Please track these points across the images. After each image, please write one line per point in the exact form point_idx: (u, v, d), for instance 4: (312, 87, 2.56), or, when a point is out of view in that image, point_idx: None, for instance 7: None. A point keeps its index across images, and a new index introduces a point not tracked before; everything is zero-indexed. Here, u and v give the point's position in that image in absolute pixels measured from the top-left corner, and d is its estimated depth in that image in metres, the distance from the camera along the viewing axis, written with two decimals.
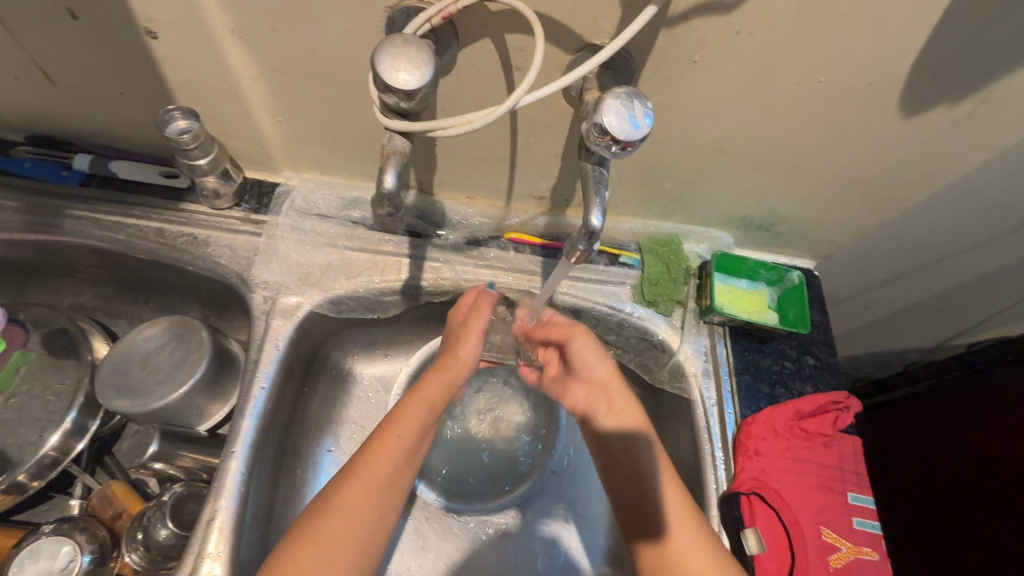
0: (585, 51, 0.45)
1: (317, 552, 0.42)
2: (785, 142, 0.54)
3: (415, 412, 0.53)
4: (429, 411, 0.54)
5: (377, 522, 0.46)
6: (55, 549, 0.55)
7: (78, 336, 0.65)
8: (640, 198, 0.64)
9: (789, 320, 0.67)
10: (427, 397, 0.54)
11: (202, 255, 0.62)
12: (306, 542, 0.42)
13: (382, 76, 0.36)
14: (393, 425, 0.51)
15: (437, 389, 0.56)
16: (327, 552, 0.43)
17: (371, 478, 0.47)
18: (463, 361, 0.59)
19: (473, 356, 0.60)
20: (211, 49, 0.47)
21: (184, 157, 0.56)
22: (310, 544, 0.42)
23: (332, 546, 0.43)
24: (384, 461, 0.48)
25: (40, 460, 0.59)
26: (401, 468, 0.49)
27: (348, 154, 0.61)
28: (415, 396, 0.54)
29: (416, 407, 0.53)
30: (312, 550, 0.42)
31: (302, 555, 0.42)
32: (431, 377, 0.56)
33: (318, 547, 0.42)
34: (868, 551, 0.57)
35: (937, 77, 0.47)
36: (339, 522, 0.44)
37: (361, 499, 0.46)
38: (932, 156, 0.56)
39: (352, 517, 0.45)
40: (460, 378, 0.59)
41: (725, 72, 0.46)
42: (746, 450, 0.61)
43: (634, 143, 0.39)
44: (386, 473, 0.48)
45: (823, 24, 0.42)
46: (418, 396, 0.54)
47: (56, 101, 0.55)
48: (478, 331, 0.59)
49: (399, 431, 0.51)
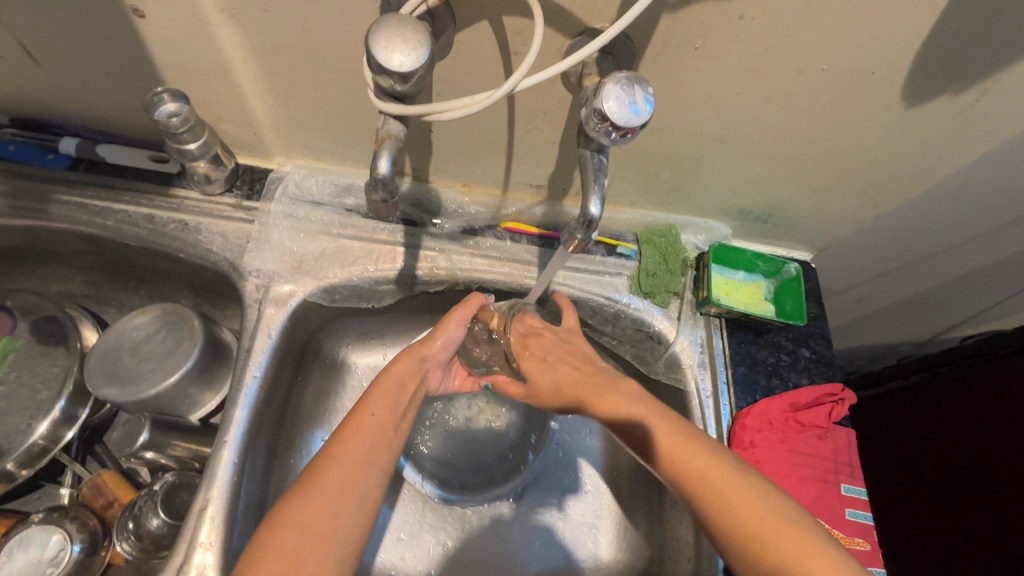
0: (585, 35, 0.44)
1: (298, 532, 0.41)
2: (786, 131, 0.54)
3: (385, 396, 0.51)
4: (397, 397, 0.52)
5: (360, 504, 0.44)
6: (44, 538, 0.55)
7: (67, 323, 0.64)
8: (638, 187, 0.64)
9: (786, 312, 0.67)
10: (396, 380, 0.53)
11: (193, 242, 0.61)
12: (287, 526, 0.41)
13: (377, 57, 0.35)
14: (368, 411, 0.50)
15: (405, 371, 0.55)
16: (308, 533, 0.41)
17: (348, 463, 0.45)
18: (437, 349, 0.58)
19: (448, 346, 0.59)
20: (201, 29, 0.46)
21: (173, 141, 0.54)
22: (294, 526, 0.41)
23: (315, 529, 0.41)
24: (358, 443, 0.47)
25: (29, 448, 0.58)
26: (375, 449, 0.48)
27: (342, 140, 0.60)
28: (384, 378, 0.53)
29: (385, 390, 0.52)
30: (294, 533, 0.40)
31: (282, 539, 0.40)
32: (398, 360, 0.55)
33: (301, 530, 0.41)
34: (860, 541, 0.57)
35: (941, 67, 0.46)
36: (320, 504, 0.42)
37: (339, 481, 0.44)
38: (933, 147, 0.55)
39: (338, 500, 0.43)
40: (430, 366, 0.58)
41: (726, 59, 0.46)
42: (741, 442, 0.61)
43: (633, 130, 0.38)
44: (361, 456, 0.46)
45: (829, 10, 0.41)
46: (385, 381, 0.53)
47: (40, 82, 0.54)
48: (460, 319, 0.59)
49: (373, 413, 0.49)
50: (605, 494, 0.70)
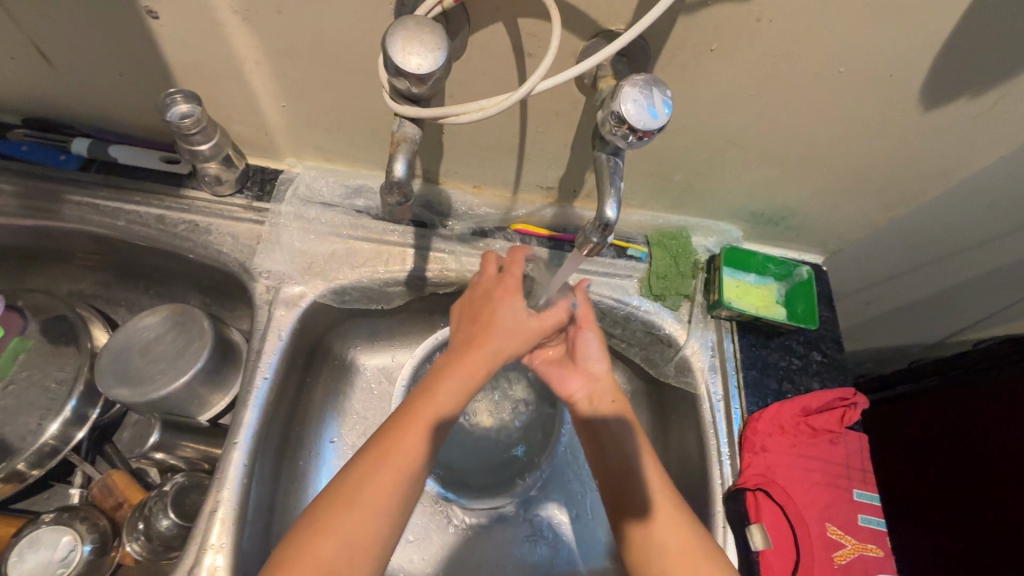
0: (600, 37, 0.43)
1: (337, 542, 0.41)
2: (800, 134, 0.53)
3: (449, 395, 0.48)
4: (468, 389, 0.49)
5: (401, 516, 0.45)
6: (54, 539, 0.55)
7: (77, 323, 0.64)
8: (649, 189, 0.63)
9: (798, 316, 0.67)
10: (465, 375, 0.49)
11: (204, 243, 0.61)
12: (326, 535, 0.41)
13: (393, 60, 0.35)
14: (429, 410, 0.47)
15: (476, 364, 0.50)
16: (348, 544, 0.42)
17: (390, 471, 0.44)
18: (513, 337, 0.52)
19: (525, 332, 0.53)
20: (215, 30, 0.46)
21: (185, 142, 0.54)
22: (333, 538, 0.41)
23: (353, 539, 0.42)
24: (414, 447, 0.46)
25: (39, 448, 0.58)
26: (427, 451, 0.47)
27: (353, 141, 0.60)
28: (458, 375, 0.49)
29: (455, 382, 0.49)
30: (333, 542, 0.41)
31: (321, 546, 0.41)
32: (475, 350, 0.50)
33: (339, 539, 0.42)
34: (872, 547, 0.57)
35: (959, 69, 0.46)
36: (360, 516, 0.43)
37: (383, 493, 0.44)
38: (948, 151, 0.55)
39: (374, 510, 0.43)
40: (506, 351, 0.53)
41: (741, 62, 0.45)
42: (752, 446, 0.60)
43: (650, 133, 0.38)
44: (413, 460, 0.45)
45: (847, 12, 0.41)
46: (450, 374, 0.49)
47: (52, 83, 0.54)
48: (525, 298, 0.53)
49: (436, 415, 0.47)
50: None
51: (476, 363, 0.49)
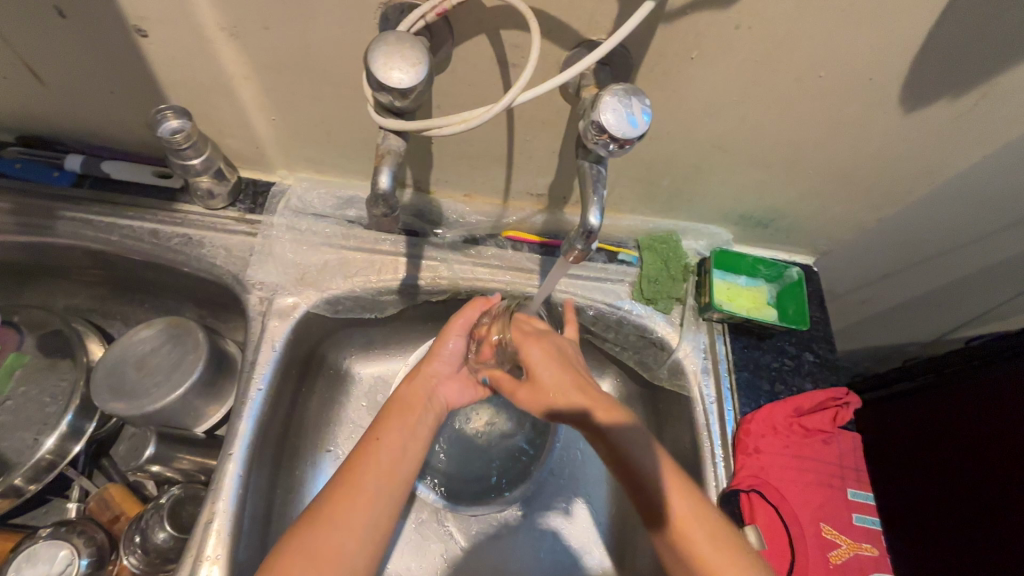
0: (583, 47, 0.44)
1: (306, 563, 0.41)
2: (784, 137, 0.54)
3: (393, 418, 0.52)
4: (405, 416, 0.52)
5: (367, 530, 0.45)
6: (51, 553, 0.55)
7: (73, 338, 0.64)
8: (638, 195, 0.64)
9: (789, 317, 0.67)
10: (405, 402, 0.54)
11: (197, 255, 0.61)
12: (293, 556, 0.42)
13: (376, 75, 0.36)
14: (375, 433, 0.50)
15: (412, 394, 0.55)
16: (315, 562, 0.42)
17: (356, 490, 0.46)
18: (437, 365, 0.58)
19: (450, 359, 0.59)
20: (203, 48, 0.47)
21: (176, 157, 0.55)
22: (301, 556, 0.42)
23: (320, 556, 0.42)
24: (367, 467, 0.47)
25: (36, 463, 0.58)
26: (385, 472, 0.47)
27: (343, 152, 0.60)
28: (392, 402, 0.54)
29: (391, 414, 0.52)
30: (302, 562, 0.41)
31: (291, 567, 0.41)
32: (401, 385, 0.56)
33: (309, 558, 0.41)
34: (868, 546, 0.57)
35: (938, 71, 0.47)
36: (329, 535, 0.43)
37: (347, 509, 0.44)
38: (932, 151, 0.55)
39: (342, 529, 0.44)
40: (436, 381, 0.58)
41: (723, 69, 0.46)
42: (746, 448, 0.61)
43: (631, 141, 0.38)
44: (370, 479, 0.46)
45: (824, 18, 0.42)
46: (393, 404, 0.53)
47: (46, 102, 0.55)
48: (459, 330, 0.59)
49: (379, 437, 0.49)
50: (610, 499, 0.70)
51: (399, 399, 0.54)
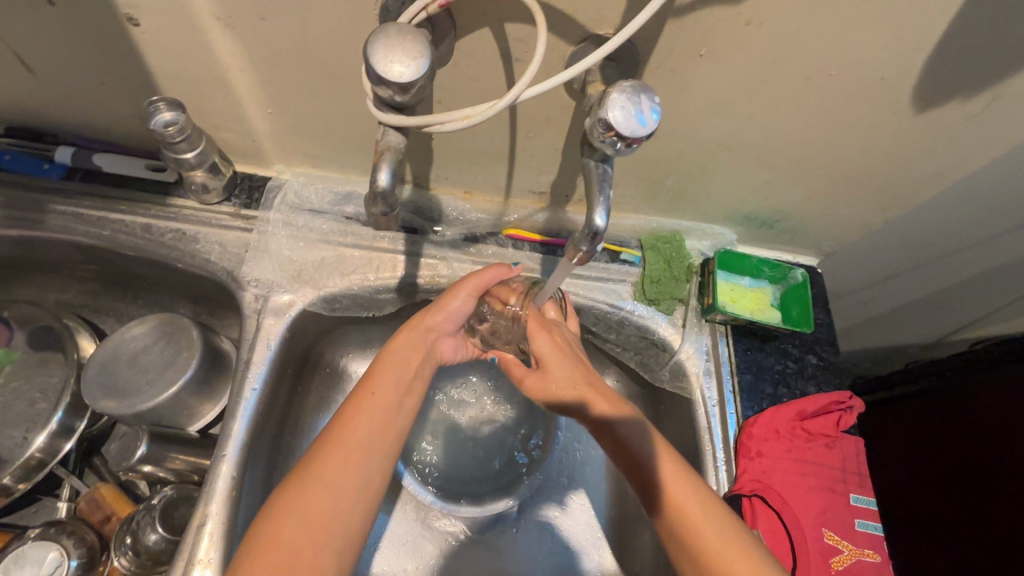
0: (588, 42, 0.43)
1: (298, 523, 0.40)
2: (792, 137, 0.52)
3: (387, 372, 0.49)
4: (402, 370, 0.50)
5: (360, 488, 0.43)
6: (40, 555, 0.54)
7: (64, 334, 0.63)
8: (642, 193, 0.63)
9: (792, 319, 0.66)
10: (398, 357, 0.51)
11: (191, 251, 0.60)
12: (286, 517, 0.40)
13: (376, 68, 0.34)
14: (367, 389, 0.48)
15: (408, 346, 0.52)
16: (306, 522, 0.40)
17: (349, 447, 0.44)
18: (440, 320, 0.55)
19: (452, 318, 0.56)
20: (196, 38, 0.45)
21: (170, 150, 0.54)
22: (291, 518, 0.40)
23: (312, 516, 0.40)
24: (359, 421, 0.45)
25: (26, 462, 0.57)
26: (378, 428, 0.46)
27: (341, 147, 0.59)
28: (386, 355, 0.50)
29: (386, 365, 0.50)
30: (293, 523, 0.40)
31: (281, 528, 0.39)
32: (400, 333, 0.52)
33: (300, 519, 0.40)
34: (870, 553, 0.57)
35: (951, 71, 0.45)
36: (316, 492, 0.41)
37: (337, 464, 0.43)
38: (942, 153, 0.54)
39: (334, 488, 0.42)
40: (436, 336, 0.55)
41: (732, 66, 0.45)
42: (748, 452, 0.60)
43: (639, 140, 0.37)
44: (364, 435, 0.45)
45: (837, 15, 0.40)
46: (388, 356, 0.50)
47: (36, 92, 0.53)
48: (468, 292, 0.55)
49: (373, 392, 0.47)
50: (609, 500, 0.69)
51: (394, 347, 0.51)
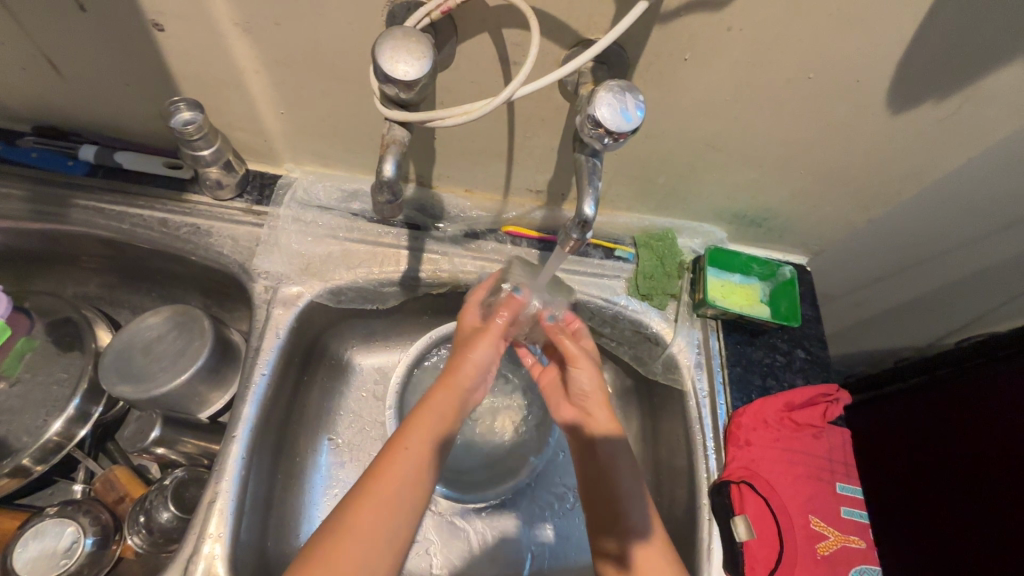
0: (581, 46, 0.46)
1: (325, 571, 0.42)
2: (775, 138, 0.55)
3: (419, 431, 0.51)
4: (434, 428, 0.52)
5: (387, 544, 0.45)
6: (59, 530, 0.57)
7: (82, 324, 0.66)
8: (635, 192, 0.66)
9: (781, 314, 0.69)
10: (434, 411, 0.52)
11: (205, 245, 0.63)
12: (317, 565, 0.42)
13: (382, 67, 0.37)
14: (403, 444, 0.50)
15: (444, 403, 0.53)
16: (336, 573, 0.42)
17: (381, 501, 0.46)
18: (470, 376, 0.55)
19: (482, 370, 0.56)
20: (216, 42, 0.49)
21: (187, 148, 0.57)
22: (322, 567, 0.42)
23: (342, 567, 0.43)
24: (392, 476, 0.47)
25: (44, 444, 0.60)
26: (407, 485, 0.48)
27: (348, 147, 0.62)
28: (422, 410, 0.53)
29: (423, 420, 0.52)
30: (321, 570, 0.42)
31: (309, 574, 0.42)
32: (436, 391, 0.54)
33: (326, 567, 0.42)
34: (855, 539, 0.59)
35: (923, 74, 0.48)
36: (348, 545, 0.44)
37: (370, 520, 0.45)
38: (919, 154, 0.57)
39: (362, 540, 0.44)
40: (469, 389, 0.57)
41: (717, 69, 0.48)
42: (736, 441, 0.62)
43: (625, 134, 0.40)
44: (394, 490, 0.47)
45: (812, 21, 0.43)
46: (424, 412, 0.52)
47: (64, 93, 0.57)
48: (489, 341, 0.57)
49: (408, 447, 0.50)
50: None
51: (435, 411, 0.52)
